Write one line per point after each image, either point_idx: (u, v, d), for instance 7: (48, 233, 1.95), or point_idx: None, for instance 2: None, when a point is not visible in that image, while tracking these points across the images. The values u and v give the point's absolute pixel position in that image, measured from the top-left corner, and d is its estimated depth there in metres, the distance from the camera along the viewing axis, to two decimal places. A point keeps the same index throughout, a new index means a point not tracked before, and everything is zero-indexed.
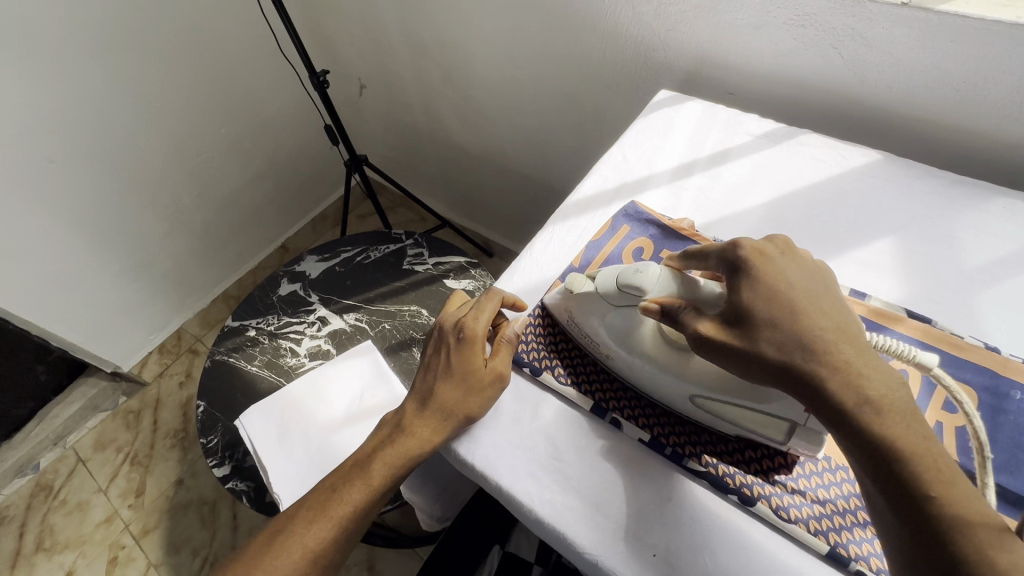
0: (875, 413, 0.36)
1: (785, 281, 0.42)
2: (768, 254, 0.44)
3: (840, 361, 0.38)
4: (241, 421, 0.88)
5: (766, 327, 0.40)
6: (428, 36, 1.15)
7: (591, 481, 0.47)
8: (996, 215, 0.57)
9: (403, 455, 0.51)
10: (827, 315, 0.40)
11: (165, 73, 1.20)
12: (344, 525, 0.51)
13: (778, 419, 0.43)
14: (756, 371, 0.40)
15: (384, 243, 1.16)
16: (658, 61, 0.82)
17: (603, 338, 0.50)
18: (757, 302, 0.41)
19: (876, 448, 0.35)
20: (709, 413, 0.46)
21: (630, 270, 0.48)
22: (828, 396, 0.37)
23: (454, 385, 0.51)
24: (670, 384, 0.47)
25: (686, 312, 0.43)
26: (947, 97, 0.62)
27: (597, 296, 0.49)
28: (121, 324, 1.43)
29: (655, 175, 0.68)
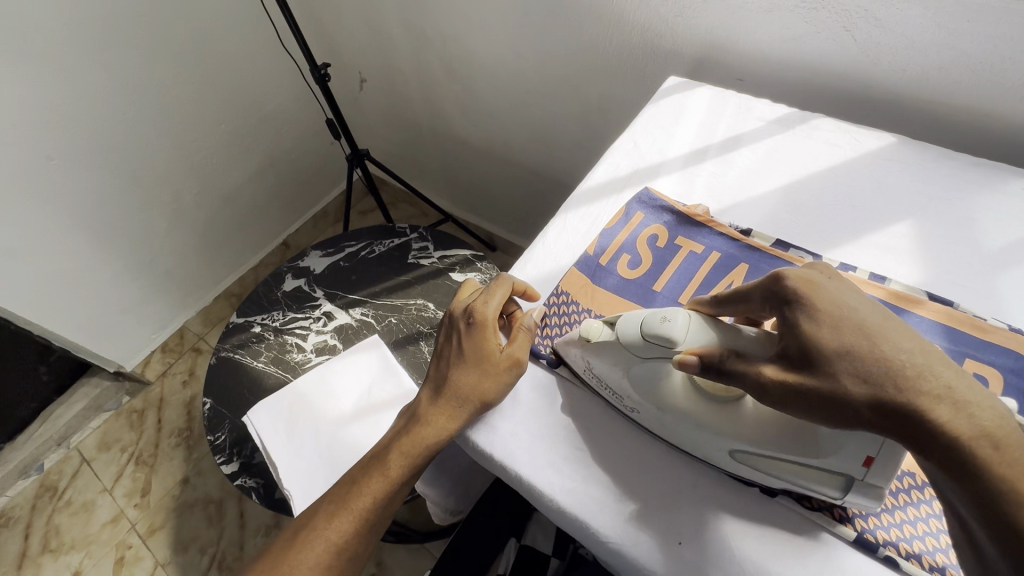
0: (993, 448, 0.32)
1: (850, 303, 0.38)
2: (833, 284, 0.40)
3: (939, 391, 0.34)
4: (250, 417, 0.87)
5: (845, 357, 0.36)
6: (429, 27, 1.14)
7: (613, 472, 0.47)
8: (1015, 197, 0.57)
9: (419, 444, 0.50)
10: (908, 337, 0.37)
11: (164, 68, 1.18)
12: (367, 519, 0.51)
13: (834, 474, 0.40)
14: (843, 411, 0.36)
15: (388, 237, 1.15)
16: (665, 47, 0.81)
17: (630, 388, 0.46)
18: (830, 330, 0.37)
19: (1002, 490, 0.31)
20: (750, 468, 0.43)
21: (655, 318, 0.43)
22: (935, 433, 0.33)
23: (467, 373, 0.50)
24: (708, 440, 0.43)
25: (731, 361, 0.40)
26: (962, 78, 0.61)
27: (620, 347, 0.45)
28: (124, 323, 1.42)
29: (666, 161, 0.67)
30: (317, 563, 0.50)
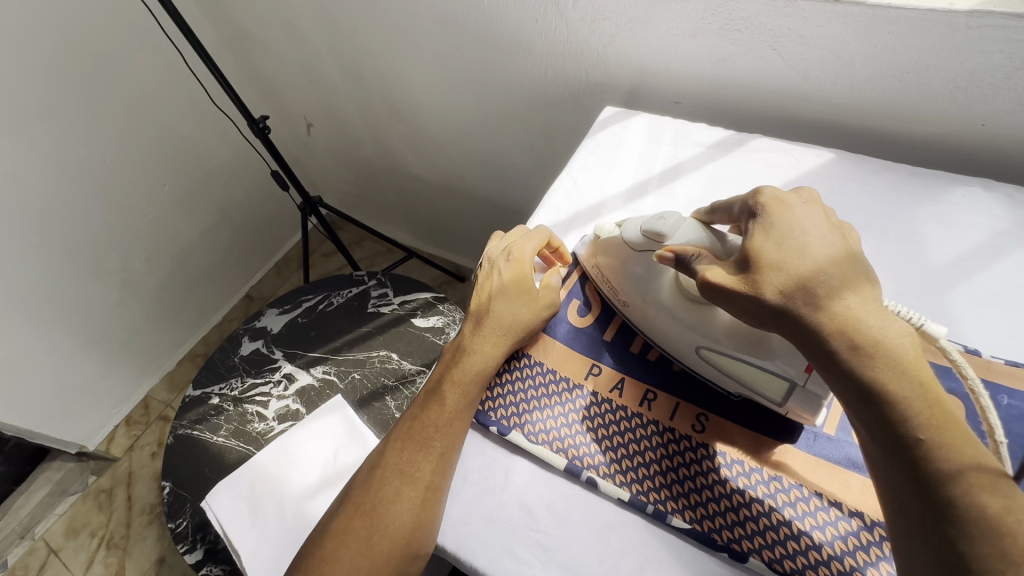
0: (865, 357, 0.37)
1: (800, 230, 0.42)
2: (804, 210, 0.44)
3: (837, 310, 0.38)
4: (209, 503, 0.82)
5: (772, 272, 0.41)
6: (367, 69, 1.11)
7: (573, 552, 0.43)
8: (957, 205, 0.56)
9: (473, 374, 0.51)
10: (835, 263, 0.40)
11: (96, 137, 1.14)
12: (436, 451, 0.47)
13: (778, 378, 0.44)
14: (754, 314, 0.41)
15: (346, 287, 1.11)
16: (600, 76, 0.80)
17: (624, 286, 0.52)
18: (765, 249, 0.42)
19: (867, 389, 0.36)
20: (713, 367, 0.48)
21: (653, 218, 0.49)
22: (820, 339, 0.38)
23: (508, 307, 0.53)
24: (677, 332, 0.49)
25: (701, 260, 0.45)
26: (893, 89, 0.60)
27: (623, 243, 0.52)
28: (81, 401, 1.35)
29: (608, 199, 0.65)
30: (399, 504, 0.45)
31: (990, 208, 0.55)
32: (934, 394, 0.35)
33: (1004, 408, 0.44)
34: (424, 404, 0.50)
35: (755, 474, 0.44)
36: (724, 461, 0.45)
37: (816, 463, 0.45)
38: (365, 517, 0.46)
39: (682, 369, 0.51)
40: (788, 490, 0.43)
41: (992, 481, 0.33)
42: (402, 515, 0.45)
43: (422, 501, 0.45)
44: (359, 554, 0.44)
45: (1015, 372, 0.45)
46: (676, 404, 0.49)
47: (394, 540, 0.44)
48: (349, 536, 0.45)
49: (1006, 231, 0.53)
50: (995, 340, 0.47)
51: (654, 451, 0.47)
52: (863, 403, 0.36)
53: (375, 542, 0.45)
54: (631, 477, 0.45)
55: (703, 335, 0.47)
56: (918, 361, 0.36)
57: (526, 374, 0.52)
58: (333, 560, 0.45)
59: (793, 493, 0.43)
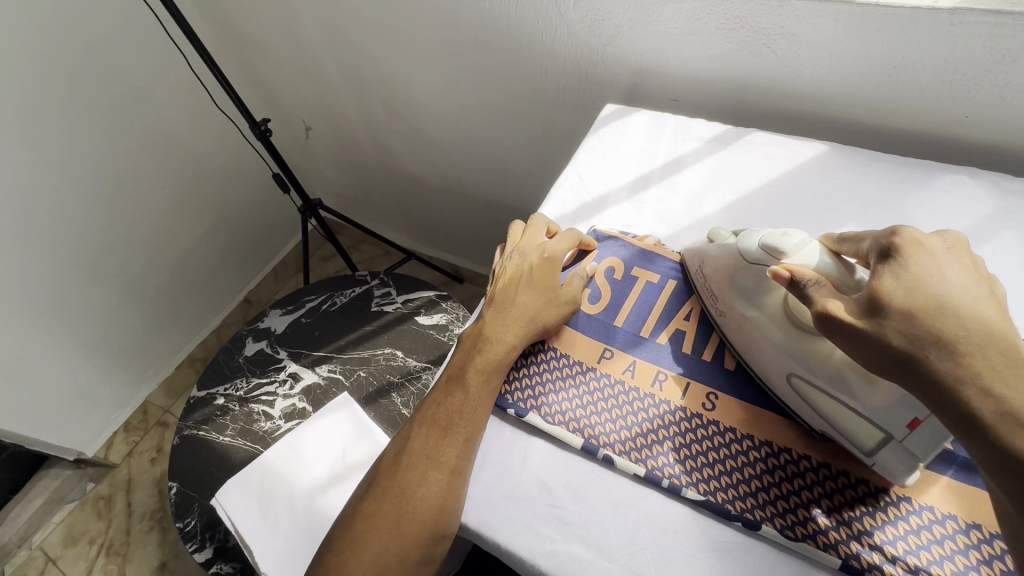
0: (1014, 426, 0.33)
1: (942, 278, 0.38)
2: (948, 256, 0.40)
3: (980, 368, 0.35)
4: (218, 500, 0.82)
5: (902, 318, 0.37)
6: (367, 72, 1.13)
7: (592, 526, 0.45)
8: (944, 192, 0.58)
9: (495, 362, 0.52)
10: (983, 317, 0.37)
11: (95, 141, 1.14)
12: (461, 436, 0.49)
13: (874, 429, 0.41)
14: (873, 359, 0.38)
15: (349, 286, 1.12)
16: (599, 75, 0.82)
17: (727, 298, 0.50)
18: (897, 291, 0.38)
19: (1011, 459, 0.33)
20: (804, 398, 0.45)
21: (775, 233, 0.46)
22: (955, 397, 0.35)
23: (532, 300, 0.55)
24: (773, 358, 0.46)
25: (821, 287, 0.42)
26: (881, 83, 0.63)
27: (734, 255, 0.49)
28: (79, 407, 1.34)
29: (612, 192, 0.67)
30: (426, 485, 0.47)
31: (976, 194, 0.58)
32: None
33: None
34: (448, 389, 0.52)
35: (765, 447, 0.46)
36: (735, 436, 0.47)
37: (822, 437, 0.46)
38: (393, 498, 0.47)
39: (691, 351, 0.53)
40: (797, 462, 0.45)
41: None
42: (429, 496, 0.46)
43: (447, 483, 0.47)
44: (389, 534, 0.46)
45: None
46: (687, 383, 0.51)
47: (422, 521, 0.46)
48: (376, 518, 0.47)
49: (991, 215, 0.56)
50: None
51: (666, 428, 0.48)
52: (1004, 470, 0.34)
53: (403, 522, 0.46)
54: (646, 453, 0.47)
55: (801, 364, 0.45)
56: None
57: (541, 359, 0.54)
58: (363, 541, 0.46)
59: (802, 464, 0.45)
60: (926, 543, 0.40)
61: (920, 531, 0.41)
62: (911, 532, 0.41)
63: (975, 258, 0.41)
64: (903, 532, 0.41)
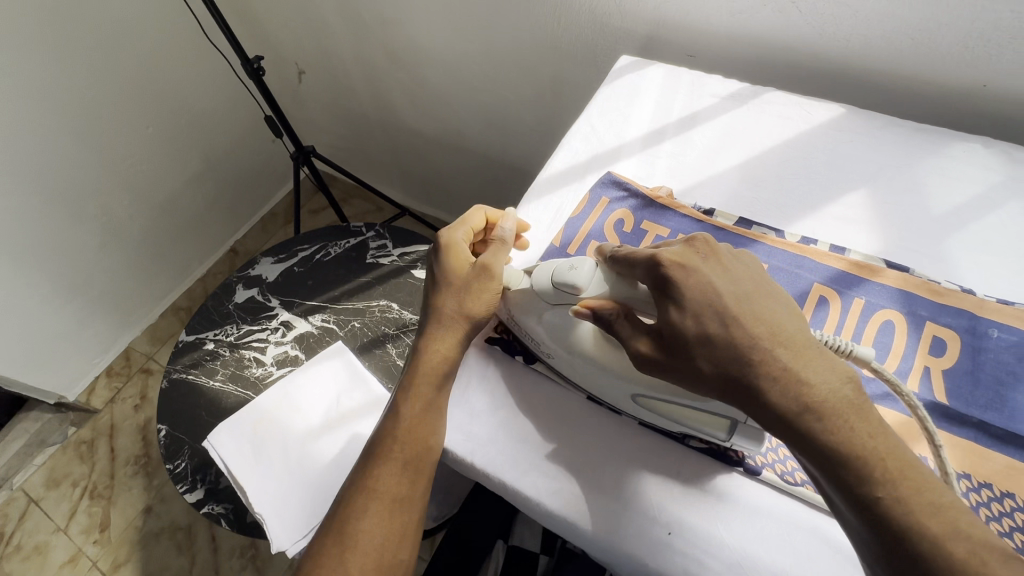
0: (816, 420, 0.34)
1: (711, 284, 0.39)
2: (706, 261, 0.41)
3: (776, 369, 0.36)
4: (210, 442, 0.82)
5: (700, 342, 0.38)
6: (368, 13, 1.08)
7: (598, 469, 0.47)
8: (958, 159, 0.58)
9: (424, 372, 0.50)
10: (756, 316, 0.38)
11: (76, 69, 1.07)
12: (399, 462, 0.48)
13: (719, 418, 0.42)
14: (695, 385, 0.39)
15: (343, 237, 1.10)
16: (617, 25, 0.79)
17: (543, 337, 0.49)
18: (681, 310, 0.39)
19: (826, 457, 0.34)
20: (653, 412, 0.45)
21: (563, 267, 0.47)
22: (765, 408, 0.36)
23: (448, 300, 0.51)
24: (613, 385, 0.46)
25: (620, 319, 0.42)
26: (905, 46, 0.62)
27: (535, 295, 0.49)
28: (59, 350, 1.31)
29: (626, 144, 0.65)
30: (370, 517, 0.47)
31: (988, 163, 0.58)
32: (885, 444, 0.34)
33: (995, 340, 0.47)
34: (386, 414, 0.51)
35: None
36: None
37: None
38: (337, 536, 0.47)
39: None
40: None
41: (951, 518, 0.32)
42: (373, 527, 0.47)
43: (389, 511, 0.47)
44: (337, 571, 0.46)
45: (1006, 310, 0.48)
46: None
47: (371, 553, 0.46)
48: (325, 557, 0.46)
49: (1001, 183, 0.56)
50: (986, 282, 0.51)
51: None
52: (829, 474, 0.34)
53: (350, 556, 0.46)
54: None
55: (633, 383, 0.44)
56: (859, 405, 0.35)
57: None
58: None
59: None
60: None
61: None
62: None
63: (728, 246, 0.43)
64: None
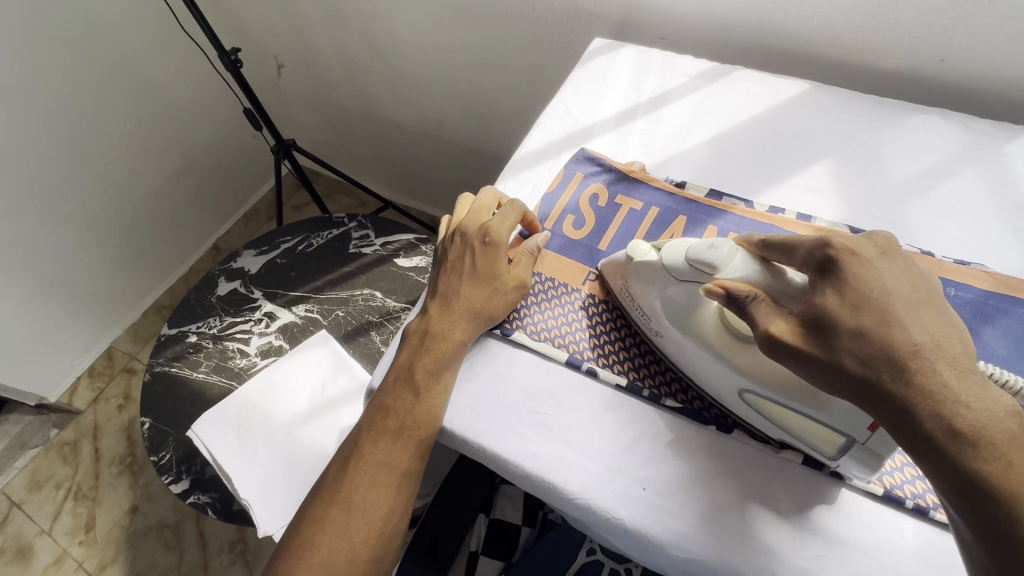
0: (968, 448, 0.31)
1: (881, 289, 0.36)
2: (882, 264, 0.38)
3: (939, 385, 0.33)
4: (193, 432, 0.81)
5: (852, 336, 0.35)
6: (346, 3, 1.08)
7: (574, 430, 0.46)
8: (917, 130, 0.61)
9: (439, 361, 0.50)
10: (926, 327, 0.35)
11: (50, 63, 1.06)
12: (411, 442, 0.48)
13: (837, 434, 0.39)
14: (827, 381, 0.36)
15: (326, 228, 1.10)
16: (588, 10, 0.81)
17: (659, 314, 0.47)
18: (841, 309, 0.36)
19: (966, 485, 0.31)
20: (759, 413, 0.43)
21: (703, 244, 0.43)
22: (912, 423, 0.33)
23: (474, 293, 0.52)
24: (721, 376, 0.44)
25: (759, 303, 0.38)
26: (864, 22, 0.64)
27: (662, 269, 0.45)
28: (39, 350, 1.29)
29: (599, 123, 0.67)
30: (376, 491, 0.48)
31: (945, 133, 0.60)
32: None
33: (952, 298, 0.49)
34: (396, 390, 0.50)
35: None
36: None
37: None
38: (340, 506, 0.48)
39: None
40: None
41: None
42: (379, 500, 0.48)
43: (393, 485, 0.49)
44: (339, 537, 0.47)
45: (963, 270, 0.50)
46: None
47: (372, 524, 0.48)
48: (327, 523, 0.48)
49: (958, 152, 0.59)
50: (944, 245, 0.53)
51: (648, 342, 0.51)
52: (962, 501, 0.32)
53: (354, 523, 0.48)
54: (628, 366, 0.49)
55: (747, 377, 0.42)
56: None
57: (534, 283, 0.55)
58: (313, 543, 0.47)
59: None
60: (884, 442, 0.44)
61: None
62: None
63: (906, 254, 0.39)
64: None
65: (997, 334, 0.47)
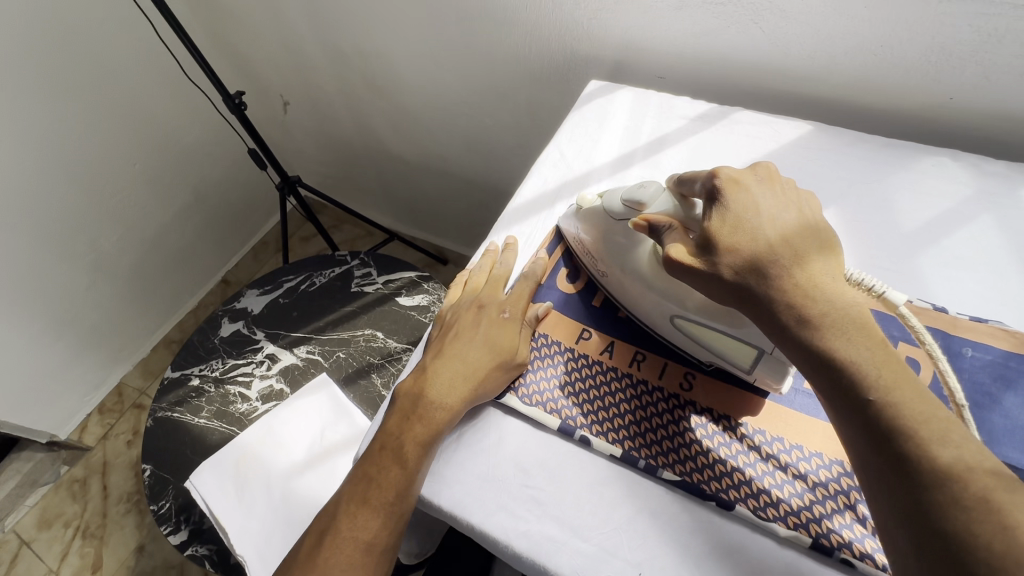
0: (813, 329, 0.37)
1: (754, 209, 0.43)
2: (759, 188, 0.45)
3: (793, 281, 0.39)
4: (193, 482, 0.81)
5: (730, 248, 0.42)
6: (346, 45, 1.09)
7: (567, 506, 0.44)
8: (927, 174, 0.58)
9: (429, 430, 0.47)
10: (787, 239, 0.42)
11: (61, 111, 1.08)
12: (392, 515, 0.46)
13: (750, 347, 0.46)
14: (716, 292, 0.42)
15: (328, 267, 1.10)
16: (585, 52, 0.80)
17: (602, 257, 0.53)
18: (721, 229, 0.43)
19: (820, 362, 0.37)
20: (689, 335, 0.49)
21: (634, 187, 0.51)
22: (771, 315, 0.39)
23: (474, 359, 0.50)
24: (656, 305, 0.50)
25: (671, 230, 0.46)
26: (869, 62, 0.62)
27: (602, 213, 0.53)
28: (50, 388, 1.31)
29: (594, 169, 0.66)
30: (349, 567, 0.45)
31: (958, 176, 0.57)
32: (886, 355, 0.36)
33: (969, 359, 0.46)
34: (382, 455, 0.47)
35: (739, 428, 0.46)
36: (710, 417, 0.47)
37: (804, 422, 0.46)
38: None
39: None
40: (770, 444, 0.45)
41: (943, 433, 0.32)
42: None
43: (371, 564, 0.45)
44: None
45: (980, 328, 0.47)
46: (664, 364, 0.51)
47: None
48: None
49: (972, 197, 0.56)
50: (960, 299, 0.50)
51: (644, 408, 0.48)
52: (823, 381, 0.37)
53: None
54: (623, 434, 0.47)
55: (676, 304, 0.48)
56: (866, 320, 0.37)
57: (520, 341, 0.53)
58: None
59: (776, 446, 0.45)
60: None
61: None
62: None
63: (788, 184, 0.47)
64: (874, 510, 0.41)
65: (1021, 401, 0.44)
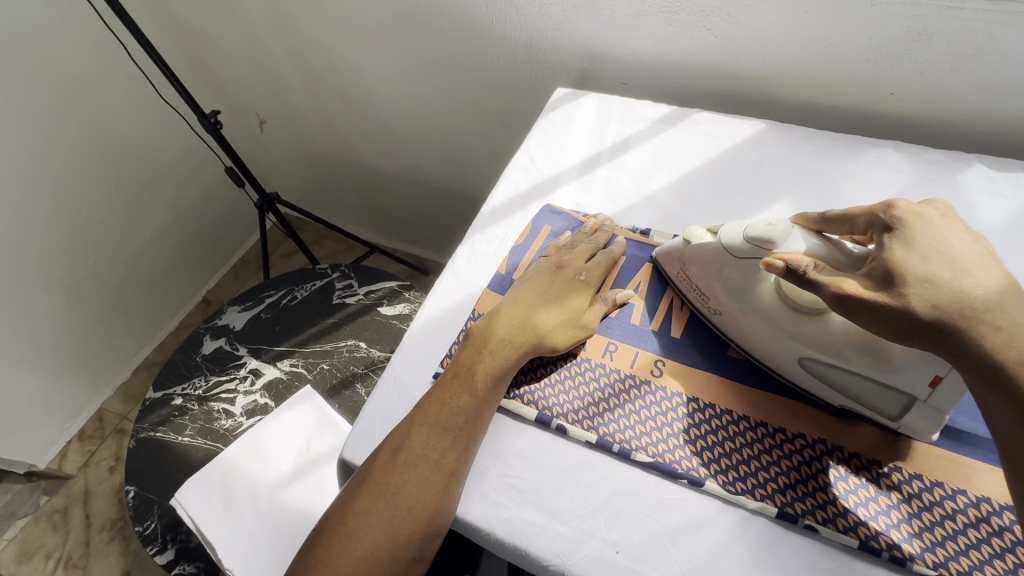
0: None
1: (945, 243, 0.42)
2: (944, 221, 0.44)
3: (1000, 322, 0.38)
4: (178, 501, 0.80)
5: (919, 284, 0.40)
6: (319, 62, 1.11)
7: (546, 492, 0.46)
8: (871, 165, 0.62)
9: (501, 368, 0.50)
10: (985, 274, 0.41)
11: (33, 136, 1.08)
12: (461, 439, 0.47)
13: (897, 395, 0.43)
14: (898, 329, 0.40)
15: (309, 280, 1.10)
16: (551, 60, 0.83)
17: (718, 292, 0.50)
18: (909, 261, 0.41)
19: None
20: (821, 380, 0.46)
21: (760, 224, 0.46)
22: (974, 355, 0.38)
23: (551, 313, 0.52)
24: (783, 346, 0.47)
25: (824, 270, 0.43)
26: (813, 63, 0.66)
27: (720, 250, 0.49)
28: (28, 417, 1.28)
29: (563, 172, 0.68)
30: (416, 480, 0.46)
31: (899, 166, 0.61)
32: None
33: None
34: (454, 379, 0.50)
35: (707, 409, 0.49)
36: (680, 399, 0.49)
37: (766, 399, 0.49)
38: (377, 498, 0.46)
39: (638, 321, 0.55)
40: (736, 422, 0.48)
41: None
42: (416, 494, 0.45)
43: (436, 485, 0.45)
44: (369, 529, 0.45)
45: None
46: (635, 352, 0.53)
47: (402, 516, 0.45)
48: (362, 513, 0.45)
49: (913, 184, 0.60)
50: None
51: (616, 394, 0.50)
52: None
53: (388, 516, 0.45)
54: (597, 421, 0.49)
55: (810, 344, 0.46)
56: None
57: None
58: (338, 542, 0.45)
59: (741, 423, 0.48)
60: (860, 488, 0.43)
61: (844, 481, 0.44)
62: (841, 479, 0.44)
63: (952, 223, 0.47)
64: (834, 479, 0.44)
65: None
